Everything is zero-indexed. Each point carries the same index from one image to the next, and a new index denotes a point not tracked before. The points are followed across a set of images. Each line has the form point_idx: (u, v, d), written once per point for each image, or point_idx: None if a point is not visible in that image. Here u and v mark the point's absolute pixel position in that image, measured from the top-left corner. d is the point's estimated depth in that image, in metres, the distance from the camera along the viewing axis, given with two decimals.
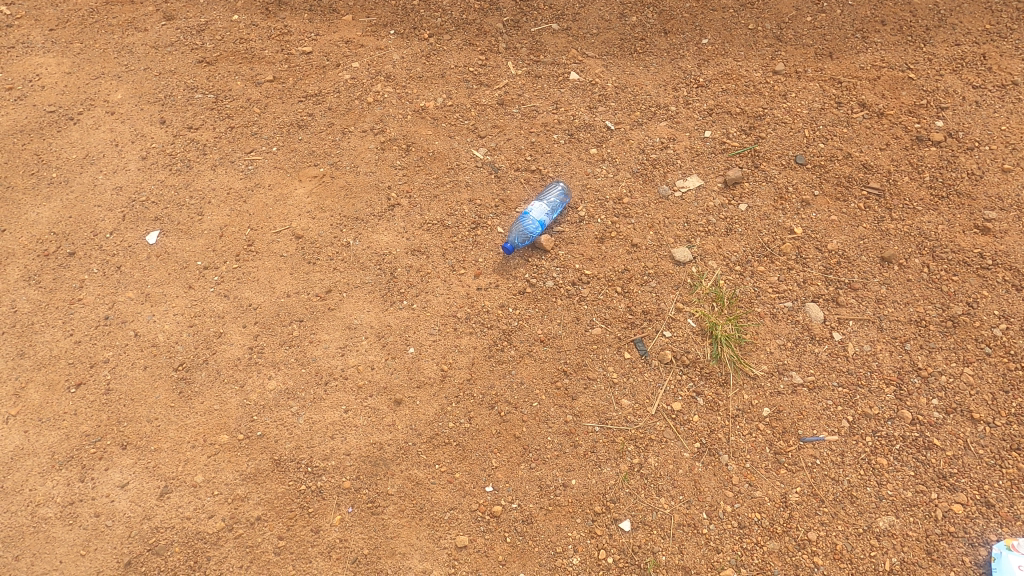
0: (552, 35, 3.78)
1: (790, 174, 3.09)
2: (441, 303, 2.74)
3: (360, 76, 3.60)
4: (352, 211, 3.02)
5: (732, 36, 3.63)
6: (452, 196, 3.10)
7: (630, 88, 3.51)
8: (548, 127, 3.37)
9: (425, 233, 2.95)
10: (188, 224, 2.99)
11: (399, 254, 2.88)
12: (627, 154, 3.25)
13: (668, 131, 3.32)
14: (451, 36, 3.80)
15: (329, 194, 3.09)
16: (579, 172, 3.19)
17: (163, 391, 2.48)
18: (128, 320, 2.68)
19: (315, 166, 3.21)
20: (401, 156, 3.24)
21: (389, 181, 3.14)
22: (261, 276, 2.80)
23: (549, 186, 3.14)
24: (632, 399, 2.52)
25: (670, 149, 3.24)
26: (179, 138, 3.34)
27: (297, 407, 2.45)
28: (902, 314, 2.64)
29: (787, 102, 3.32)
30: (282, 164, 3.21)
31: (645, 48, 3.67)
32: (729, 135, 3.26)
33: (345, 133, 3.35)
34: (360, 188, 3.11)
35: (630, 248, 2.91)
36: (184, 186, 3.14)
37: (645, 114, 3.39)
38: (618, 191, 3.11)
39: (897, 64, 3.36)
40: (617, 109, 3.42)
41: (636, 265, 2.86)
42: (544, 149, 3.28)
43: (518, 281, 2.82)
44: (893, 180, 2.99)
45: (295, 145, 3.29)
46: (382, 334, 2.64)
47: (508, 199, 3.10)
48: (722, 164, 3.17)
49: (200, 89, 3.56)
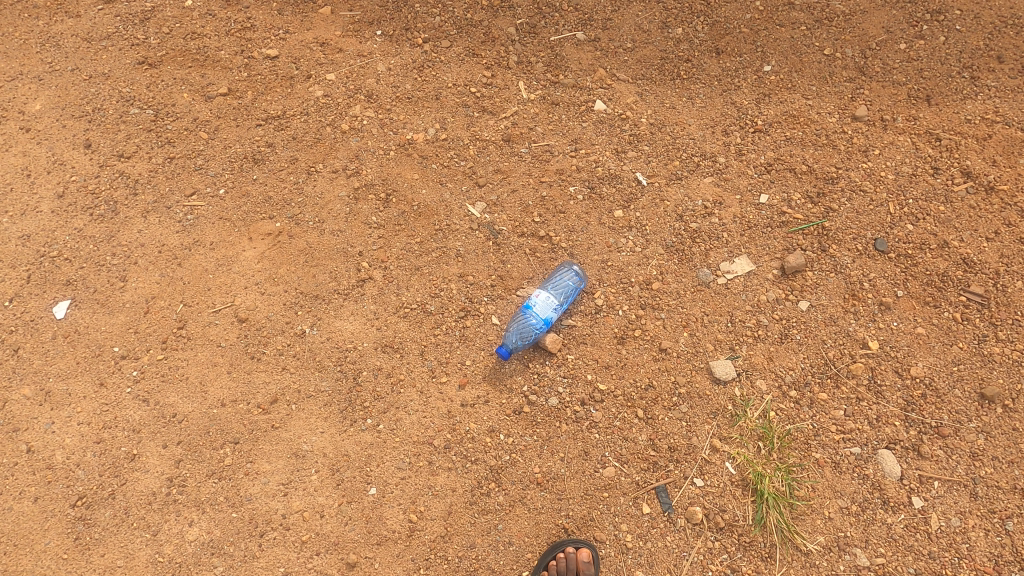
0: (575, 47, 3.02)
1: (866, 264, 2.44)
2: (414, 425, 2.17)
3: (335, 93, 2.90)
4: (311, 285, 2.41)
5: (803, 63, 2.87)
6: (439, 269, 2.47)
7: (669, 127, 2.80)
8: (564, 176, 2.70)
9: (400, 322, 2.35)
10: (106, 294, 2.39)
11: (367, 350, 2.29)
12: (660, 220, 2.60)
13: (713, 191, 2.65)
14: (450, 42, 3.04)
15: (284, 259, 2.46)
16: (599, 243, 2.55)
17: (55, 536, 1.99)
18: (22, 429, 2.15)
19: (270, 219, 2.56)
20: (378, 210, 2.60)
21: (361, 245, 2.51)
22: (191, 374, 2.23)
23: (559, 269, 2.49)
24: (649, 571, 2.03)
25: (716, 217, 2.59)
26: (105, 169, 2.69)
27: (223, 568, 1.96)
28: (1004, 479, 2.07)
29: (868, 161, 2.62)
30: (229, 213, 2.57)
31: (691, 74, 2.92)
32: (792, 203, 2.59)
33: (310, 173, 2.68)
34: (323, 252, 2.48)
35: (657, 354, 2.33)
36: (105, 239, 2.51)
37: (686, 165, 2.71)
38: (647, 273, 2.49)
39: (1015, 118, 2.62)
40: (652, 156, 2.74)
41: (664, 380, 2.29)
42: (558, 207, 2.63)
43: (514, 396, 2.24)
44: (1002, 285, 2.33)
45: (247, 187, 2.63)
46: (337, 467, 2.09)
47: (509, 276, 2.48)
48: (780, 244, 2.52)
49: (137, 102, 2.87)
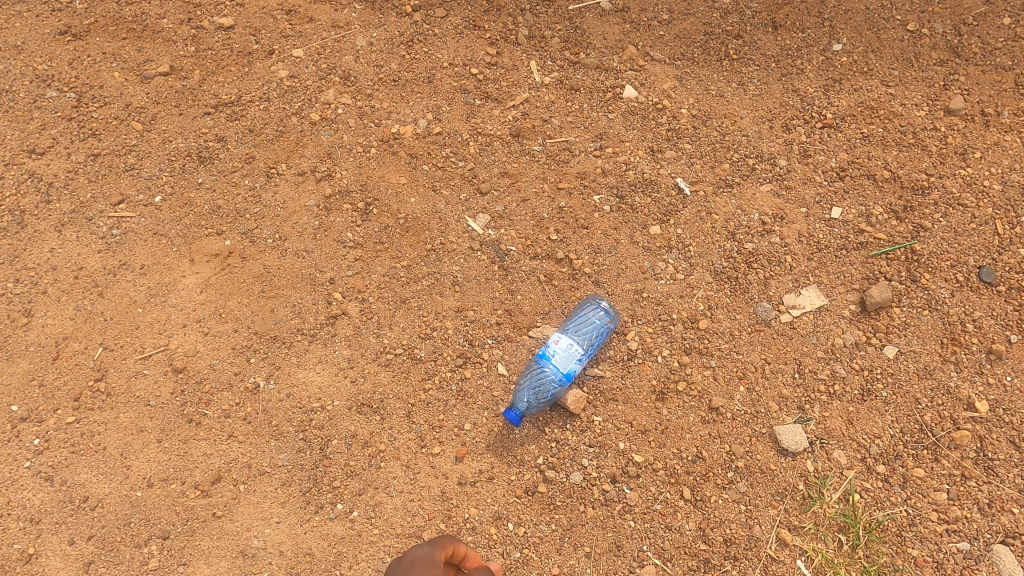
0: (599, 18, 2.45)
1: (969, 300, 1.94)
2: (399, 511, 1.70)
3: (302, 73, 2.34)
4: (268, 323, 1.90)
5: (882, 40, 2.31)
6: (431, 302, 1.97)
7: (716, 121, 2.27)
8: (587, 181, 2.17)
9: (381, 372, 1.85)
10: (4, 334, 1.88)
11: (338, 411, 1.79)
12: (707, 239, 2.08)
13: (772, 202, 2.13)
14: (446, 10, 2.46)
15: (234, 289, 1.94)
16: (631, 269, 2.04)
17: None
18: None
19: (217, 235, 2.03)
20: (355, 224, 2.07)
21: (332, 270, 1.99)
22: (109, 444, 1.73)
23: (582, 304, 1.98)
24: None
25: (777, 236, 2.08)
26: (12, 169, 2.14)
27: None
28: None
29: (968, 166, 2.10)
30: (165, 227, 2.03)
31: (742, 53, 2.37)
32: (871, 219, 2.08)
33: (270, 175, 2.14)
34: (284, 280, 1.97)
35: (706, 415, 1.85)
36: (7, 260, 1.99)
37: (738, 169, 2.19)
38: (691, 308, 1.99)
39: None
40: (695, 157, 2.21)
41: (715, 449, 1.81)
42: (579, 221, 2.11)
43: (525, 471, 1.77)
44: None
45: (189, 194, 2.09)
46: (298, 570, 1.63)
47: (519, 310, 1.97)
48: (857, 271, 2.02)
49: (54, 81, 2.28)
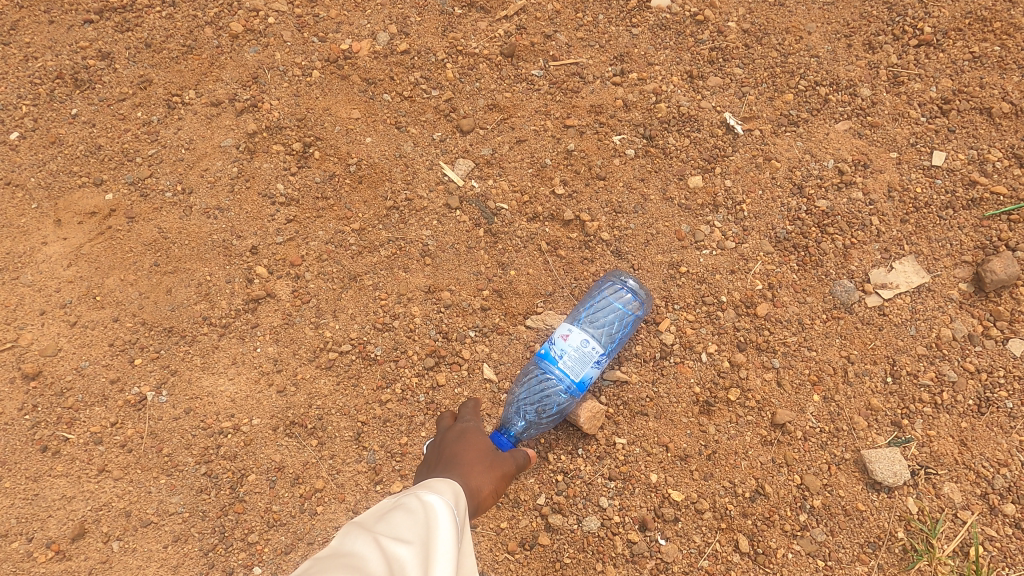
0: None
1: None
2: None
3: None
4: (163, 310, 1.37)
5: None
6: (391, 280, 1.44)
7: (776, 37, 1.68)
8: (603, 117, 1.61)
9: (323, 378, 1.35)
10: None
11: (257, 437, 1.31)
12: (766, 195, 1.54)
13: (852, 145, 1.58)
14: None
15: (116, 261, 1.41)
16: (664, 235, 1.51)
17: None
18: None
19: (96, 187, 1.48)
20: (288, 173, 1.51)
21: (255, 235, 1.45)
22: None
23: (601, 287, 1.46)
24: None
25: (860, 190, 1.54)
26: None
27: None
28: None
29: None
30: (23, 176, 1.47)
31: None
32: (990, 166, 1.53)
33: (173, 106, 1.56)
34: (187, 248, 1.42)
35: (768, 435, 1.36)
36: None
37: (806, 102, 1.63)
38: (746, 288, 1.46)
39: None
40: (749, 85, 1.65)
41: (780, 482, 1.33)
42: (593, 170, 1.56)
43: (524, 515, 1.34)
44: None
45: (59, 131, 1.52)
46: None
47: (513, 293, 1.45)
48: (969, 237, 1.49)
49: None
